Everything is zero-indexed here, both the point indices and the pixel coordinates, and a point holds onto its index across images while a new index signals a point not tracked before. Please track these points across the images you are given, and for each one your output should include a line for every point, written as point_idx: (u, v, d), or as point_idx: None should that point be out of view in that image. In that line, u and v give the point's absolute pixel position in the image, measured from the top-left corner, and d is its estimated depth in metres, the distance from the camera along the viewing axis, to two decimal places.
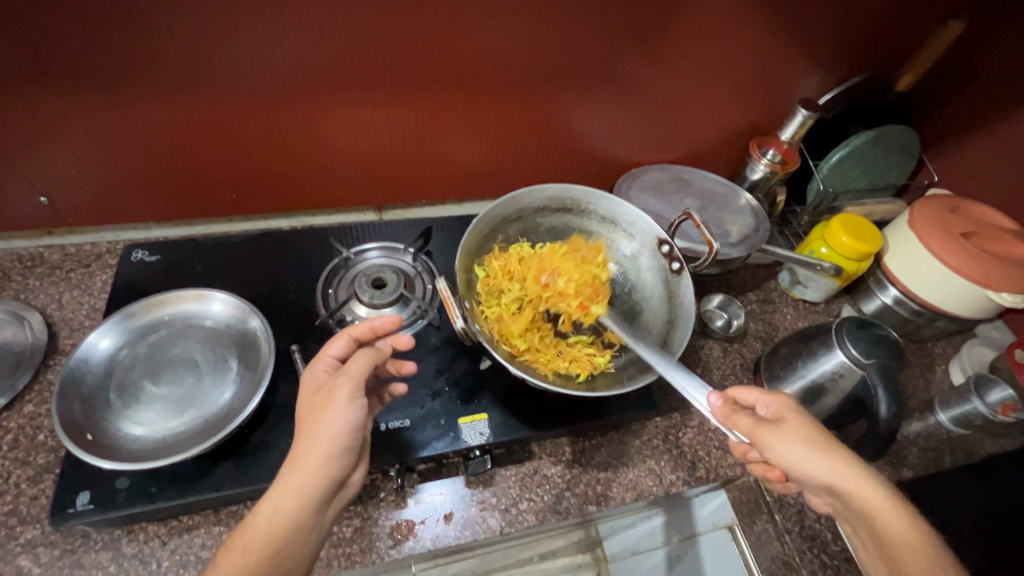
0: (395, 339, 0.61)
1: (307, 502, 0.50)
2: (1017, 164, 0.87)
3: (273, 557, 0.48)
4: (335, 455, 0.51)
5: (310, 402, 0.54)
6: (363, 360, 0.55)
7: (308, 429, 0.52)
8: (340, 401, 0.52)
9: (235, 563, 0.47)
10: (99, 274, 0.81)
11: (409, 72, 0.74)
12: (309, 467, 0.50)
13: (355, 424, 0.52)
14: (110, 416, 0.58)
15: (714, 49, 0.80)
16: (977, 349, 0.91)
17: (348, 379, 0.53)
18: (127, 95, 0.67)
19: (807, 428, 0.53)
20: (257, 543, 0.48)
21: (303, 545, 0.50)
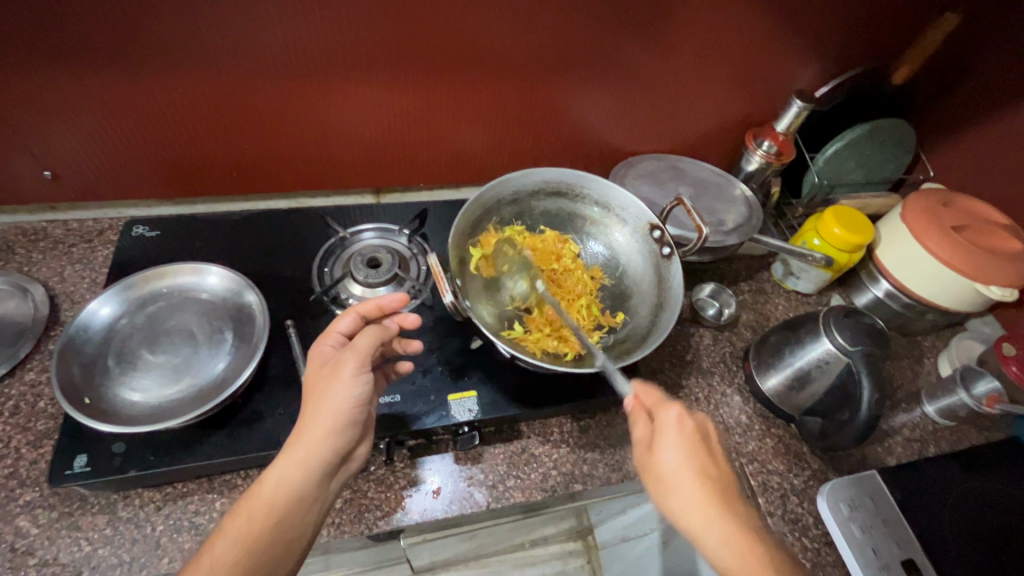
0: (401, 318, 0.63)
1: (312, 474, 0.51)
2: (1013, 159, 0.88)
3: (277, 525, 0.50)
4: (339, 428, 0.53)
5: (316, 375, 0.56)
6: (370, 335, 0.56)
7: (315, 400, 0.53)
8: (348, 373, 0.54)
9: (239, 529, 0.49)
10: (101, 249, 0.82)
11: (407, 57, 0.75)
12: (316, 438, 0.52)
13: (360, 397, 0.54)
14: (108, 382, 0.59)
15: (710, 39, 0.81)
16: (968, 342, 0.92)
17: (355, 353, 0.55)
18: (127, 72, 0.68)
19: (690, 447, 0.50)
20: (260, 509, 0.50)
21: (306, 516, 0.52)
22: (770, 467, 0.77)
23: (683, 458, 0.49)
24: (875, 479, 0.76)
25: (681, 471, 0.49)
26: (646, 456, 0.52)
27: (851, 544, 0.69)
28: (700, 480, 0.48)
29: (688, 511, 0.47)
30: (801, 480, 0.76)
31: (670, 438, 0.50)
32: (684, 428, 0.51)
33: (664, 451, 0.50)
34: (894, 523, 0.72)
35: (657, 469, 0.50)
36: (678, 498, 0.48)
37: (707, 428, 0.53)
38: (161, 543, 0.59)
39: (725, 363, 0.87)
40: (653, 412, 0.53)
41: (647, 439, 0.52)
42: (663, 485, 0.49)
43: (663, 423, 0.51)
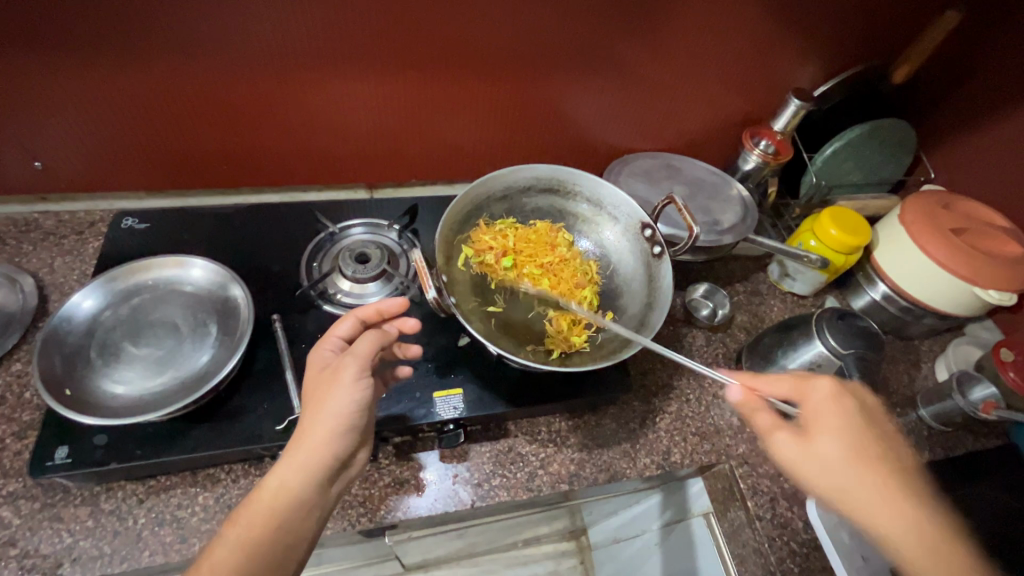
0: (401, 322, 0.63)
1: (311, 479, 0.51)
2: (1015, 161, 0.86)
3: (276, 530, 0.49)
4: (339, 433, 0.52)
5: (315, 380, 0.55)
6: (370, 340, 0.56)
7: (315, 405, 0.53)
8: (348, 379, 0.53)
9: (239, 535, 0.49)
10: (91, 241, 0.82)
11: (397, 51, 0.74)
12: (315, 443, 0.51)
13: (361, 402, 0.53)
14: (90, 374, 0.59)
15: (707, 36, 0.80)
16: (963, 348, 0.91)
17: (355, 358, 0.54)
18: (115, 63, 0.68)
19: (859, 433, 0.51)
20: (260, 514, 0.49)
21: (306, 521, 0.51)
22: (761, 471, 0.76)
23: (844, 447, 0.50)
24: None
25: (845, 459, 0.49)
26: (792, 448, 0.51)
27: (840, 550, 0.68)
28: (870, 464, 0.49)
29: (867, 492, 0.48)
30: (792, 484, 0.75)
31: (827, 424, 0.51)
32: (844, 408, 0.52)
33: (825, 437, 0.51)
34: None
35: (807, 451, 0.51)
36: (835, 479, 0.49)
37: (861, 406, 0.53)
38: (142, 536, 0.59)
39: (717, 364, 0.86)
40: (796, 395, 0.54)
41: (785, 426, 0.52)
42: (806, 466, 0.50)
43: (818, 408, 0.52)
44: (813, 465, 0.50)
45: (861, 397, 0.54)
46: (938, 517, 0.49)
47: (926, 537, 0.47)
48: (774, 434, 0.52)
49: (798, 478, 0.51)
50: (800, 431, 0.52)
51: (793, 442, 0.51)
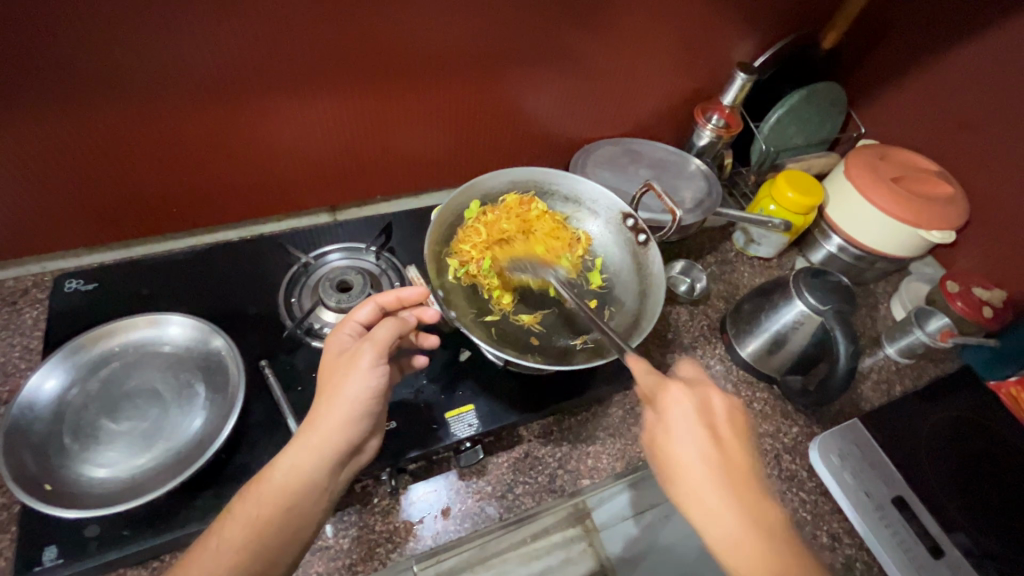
0: (419, 311, 0.61)
1: (325, 463, 0.50)
2: (935, 109, 0.94)
3: (285, 513, 0.48)
4: (354, 419, 0.51)
5: (332, 364, 0.54)
6: (389, 327, 0.54)
7: (330, 390, 0.51)
8: (364, 364, 0.51)
9: (249, 512, 0.47)
10: (29, 311, 0.73)
11: (348, 64, 0.70)
12: (332, 426, 0.50)
13: (377, 388, 0.52)
14: (69, 462, 0.53)
15: (654, 20, 0.81)
16: (914, 284, 0.99)
17: (373, 344, 0.53)
18: (33, 112, 0.60)
19: (697, 423, 0.50)
20: (273, 493, 0.48)
21: (315, 506, 0.49)
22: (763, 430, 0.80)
23: (692, 446, 0.49)
24: (858, 427, 0.79)
25: (694, 458, 0.49)
26: (649, 440, 0.53)
27: (845, 491, 0.73)
28: (705, 463, 0.49)
29: (699, 499, 0.48)
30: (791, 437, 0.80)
31: (675, 425, 0.50)
32: (686, 407, 0.51)
33: (670, 439, 0.50)
34: (879, 465, 0.76)
35: (662, 453, 0.51)
36: (690, 495, 0.48)
37: (712, 405, 0.52)
38: None
39: (705, 336, 0.89)
40: (655, 394, 0.52)
41: (648, 425, 0.53)
42: (676, 474, 0.50)
43: (667, 407, 0.51)
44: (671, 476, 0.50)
45: (709, 397, 0.52)
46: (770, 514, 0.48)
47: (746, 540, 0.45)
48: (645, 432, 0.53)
49: (666, 479, 0.51)
50: (653, 431, 0.52)
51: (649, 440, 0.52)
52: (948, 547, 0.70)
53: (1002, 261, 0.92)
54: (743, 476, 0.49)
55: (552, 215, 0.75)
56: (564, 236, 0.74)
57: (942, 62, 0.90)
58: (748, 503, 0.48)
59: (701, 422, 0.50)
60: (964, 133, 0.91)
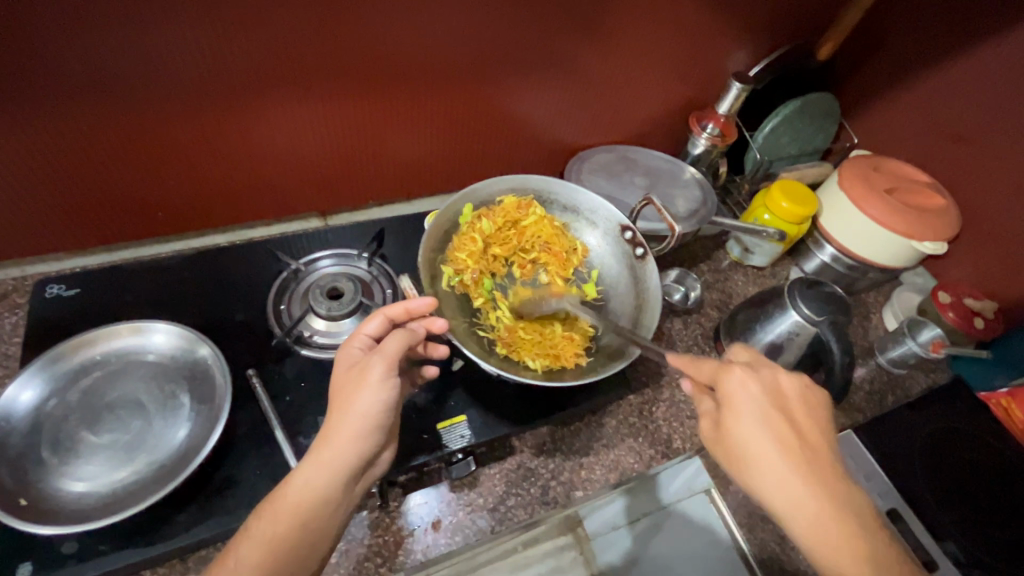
0: (428, 322, 0.58)
1: (338, 476, 0.48)
2: (927, 121, 0.95)
3: (300, 528, 0.47)
4: (367, 433, 0.49)
5: (342, 379, 0.52)
6: (399, 339, 0.53)
7: (341, 404, 0.50)
8: (375, 377, 0.50)
9: (263, 531, 0.46)
10: (8, 317, 0.71)
11: (342, 66, 0.69)
12: (345, 441, 0.49)
13: (389, 402, 0.50)
14: (46, 477, 0.51)
15: (652, 27, 0.81)
16: (906, 295, 0.99)
17: (383, 356, 0.51)
18: (15, 113, 0.59)
19: (769, 404, 0.49)
20: (286, 513, 0.47)
21: (331, 521, 0.48)
22: None
23: (761, 427, 0.48)
24: (852, 440, 0.80)
25: (772, 447, 0.47)
26: (714, 433, 0.51)
27: None
28: (781, 449, 0.47)
29: (779, 483, 0.46)
30: None
31: (742, 410, 0.49)
32: (752, 389, 0.49)
33: (738, 427, 0.48)
34: (874, 477, 0.77)
35: (732, 442, 0.49)
36: (763, 480, 0.47)
37: (776, 387, 0.51)
38: None
39: (698, 345, 0.89)
40: (713, 381, 0.52)
41: (710, 418, 0.52)
42: (750, 465, 0.48)
43: (731, 394, 0.50)
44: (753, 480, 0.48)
45: (769, 377, 0.51)
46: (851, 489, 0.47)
47: (828, 519, 0.44)
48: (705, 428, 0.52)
49: (738, 473, 0.49)
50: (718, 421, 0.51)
51: (715, 434, 0.51)
52: (941, 560, 0.71)
53: (992, 273, 0.92)
54: (826, 459, 0.48)
55: (551, 224, 0.73)
56: (562, 244, 0.72)
57: (934, 74, 0.91)
58: (830, 481, 0.46)
59: (767, 401, 0.49)
60: (955, 145, 0.92)
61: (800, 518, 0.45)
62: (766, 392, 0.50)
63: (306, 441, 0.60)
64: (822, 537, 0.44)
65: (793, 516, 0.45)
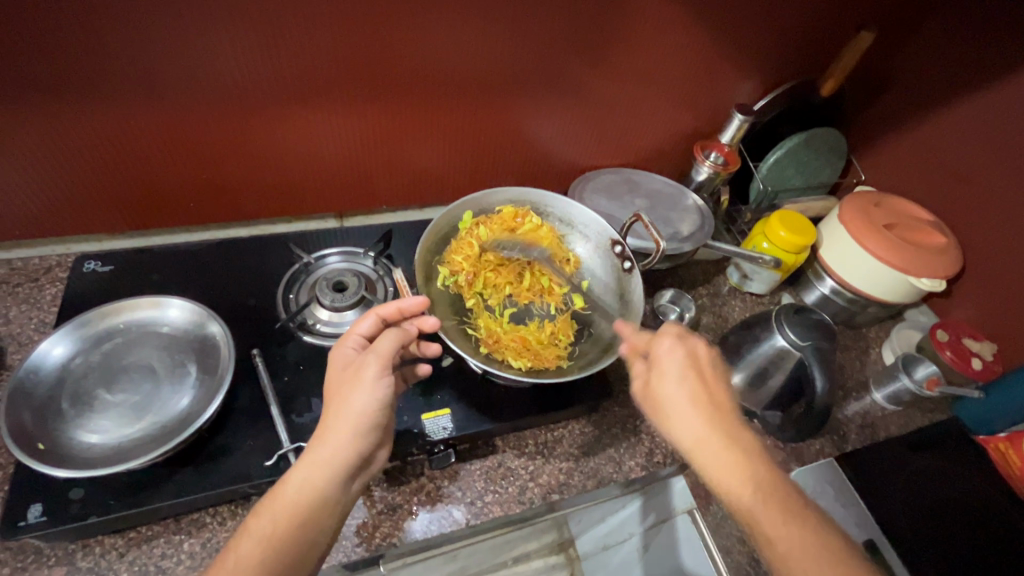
0: (420, 321, 0.62)
1: (335, 475, 0.52)
2: (932, 161, 0.96)
3: (300, 526, 0.50)
4: (363, 429, 0.53)
5: (338, 377, 0.56)
6: (392, 339, 0.57)
7: (338, 402, 0.54)
8: (371, 376, 0.54)
9: (263, 528, 0.49)
10: (49, 288, 0.79)
11: (363, 80, 0.75)
12: (342, 439, 0.52)
13: (384, 399, 0.54)
14: (63, 426, 0.57)
15: (657, 58, 0.86)
16: (906, 332, 0.99)
17: (378, 356, 0.55)
18: (72, 106, 0.67)
19: (690, 363, 0.55)
20: (286, 509, 0.50)
21: (329, 517, 0.52)
22: None
23: (680, 387, 0.53)
24: (833, 467, 0.81)
25: (684, 402, 0.52)
26: (644, 390, 0.56)
27: None
28: (694, 401, 0.52)
29: (688, 426, 0.51)
30: None
31: (667, 369, 0.54)
32: (678, 354, 0.55)
33: (664, 383, 0.54)
34: (852, 507, 0.78)
35: (654, 397, 0.55)
36: (676, 421, 0.52)
37: (698, 353, 0.56)
38: None
39: None
40: (646, 350, 0.58)
41: (639, 376, 0.57)
42: (662, 412, 0.53)
43: (658, 356, 0.56)
44: (670, 429, 0.52)
45: (696, 348, 0.57)
46: (730, 437, 0.50)
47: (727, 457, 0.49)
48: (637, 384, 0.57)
49: (660, 422, 0.54)
50: (645, 380, 0.56)
51: (641, 389, 0.56)
52: None
53: (996, 315, 0.91)
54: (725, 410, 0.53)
55: (542, 237, 0.78)
56: (550, 256, 0.77)
57: (940, 115, 0.93)
58: (736, 433, 0.51)
59: (694, 362, 0.55)
60: (959, 186, 0.93)
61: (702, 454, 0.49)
62: (693, 356, 0.55)
63: (298, 419, 0.64)
64: (720, 471, 0.48)
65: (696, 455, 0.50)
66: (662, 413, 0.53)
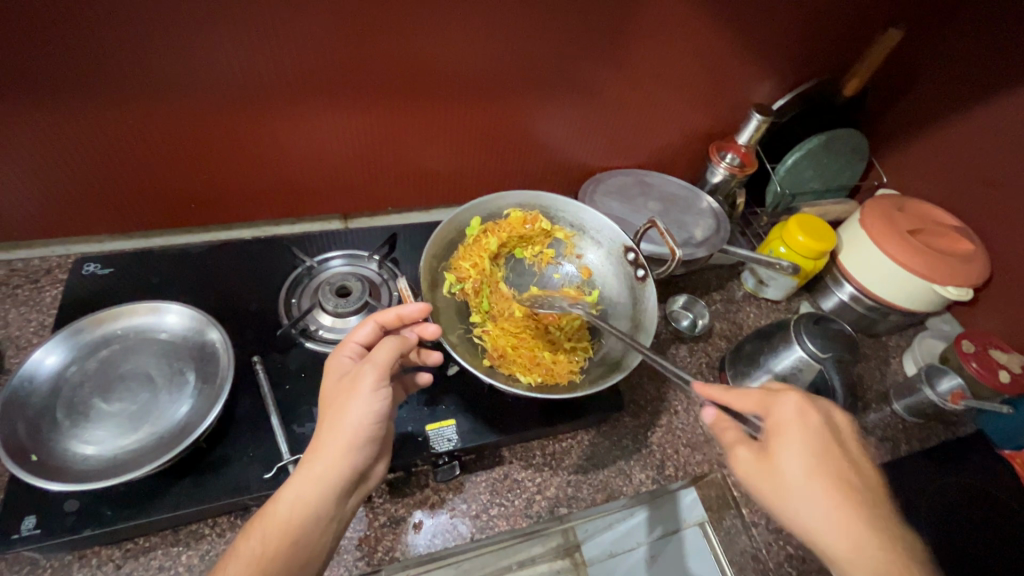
0: (420, 328, 0.60)
1: (329, 490, 0.50)
2: (959, 164, 0.92)
3: (292, 545, 0.48)
4: (357, 444, 0.51)
5: (333, 388, 0.54)
6: (388, 348, 0.54)
7: (332, 415, 0.51)
8: (366, 389, 0.51)
9: (253, 549, 0.47)
10: (49, 290, 0.77)
11: (368, 80, 0.73)
12: (334, 455, 0.50)
13: (381, 412, 0.52)
14: (57, 436, 0.55)
15: (673, 56, 0.83)
16: (928, 341, 0.95)
17: (374, 367, 0.53)
18: (67, 106, 0.65)
19: (817, 439, 0.48)
20: (276, 529, 0.48)
21: (323, 534, 0.50)
22: None
23: (807, 468, 0.47)
24: None
25: (811, 478, 0.46)
26: (752, 465, 0.49)
27: None
28: (836, 484, 0.46)
29: (832, 525, 0.45)
30: None
31: (792, 441, 0.48)
32: (812, 421, 0.49)
33: (783, 456, 0.48)
34: None
35: (774, 476, 0.48)
36: (811, 513, 0.46)
37: (834, 421, 0.51)
38: None
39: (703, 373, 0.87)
40: (761, 411, 0.51)
41: (746, 446, 0.50)
42: (780, 493, 0.47)
43: (783, 423, 0.49)
44: (802, 523, 0.46)
45: (758, 375, 0.54)
46: (889, 519, 0.45)
47: (885, 559, 0.43)
48: (737, 455, 0.50)
49: (780, 502, 0.47)
50: (761, 450, 0.49)
51: (754, 464, 0.49)
52: None
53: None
54: (877, 493, 0.47)
55: None
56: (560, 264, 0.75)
57: (968, 117, 0.89)
58: (887, 522, 0.45)
59: (826, 435, 0.48)
60: (988, 191, 0.89)
61: (765, 502, 0.48)
62: (825, 428, 0.49)
63: (298, 429, 0.63)
64: (876, 570, 0.43)
65: (844, 549, 0.44)
66: (785, 497, 0.47)
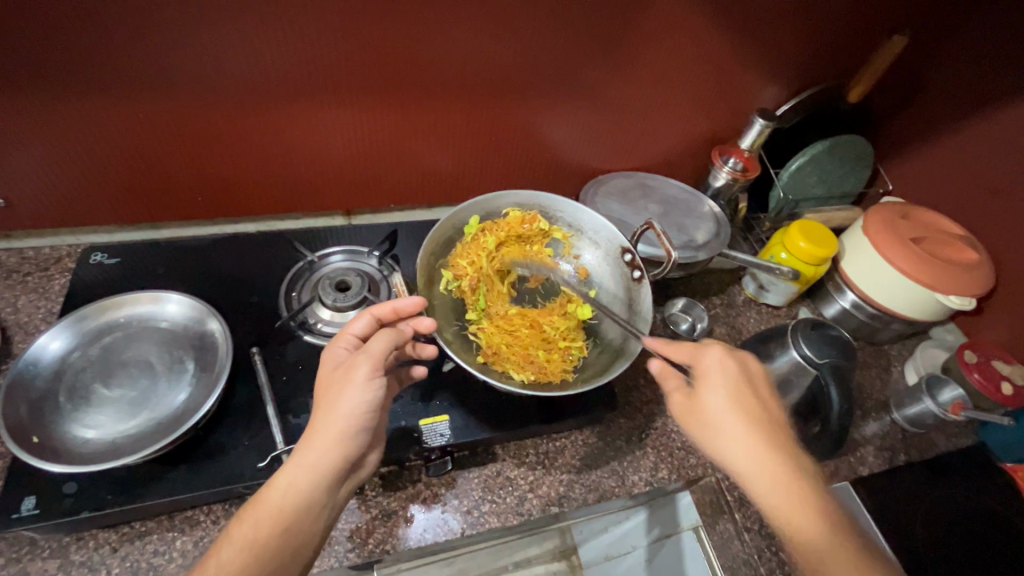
0: (416, 322, 0.60)
1: (322, 478, 0.50)
2: (965, 173, 0.92)
3: (284, 532, 0.48)
4: (351, 433, 0.51)
5: (329, 378, 0.54)
6: (384, 338, 0.55)
7: (327, 404, 0.52)
8: (361, 378, 0.52)
9: (246, 535, 0.48)
10: (58, 278, 0.79)
11: (372, 79, 0.74)
12: (328, 443, 0.51)
13: (374, 402, 0.52)
14: (59, 420, 0.57)
15: (676, 60, 0.83)
16: (931, 350, 0.94)
17: (369, 357, 0.53)
18: (79, 98, 0.66)
19: (738, 381, 0.53)
20: (269, 516, 0.48)
21: (316, 522, 0.50)
22: None
23: (730, 405, 0.52)
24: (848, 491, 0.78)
25: (731, 412, 0.51)
26: (684, 404, 0.55)
27: None
28: (748, 418, 0.51)
29: (746, 451, 0.50)
30: None
31: (714, 380, 0.53)
32: (730, 367, 0.54)
33: (709, 395, 0.53)
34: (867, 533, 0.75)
35: (702, 413, 0.53)
36: (736, 445, 0.50)
37: (750, 369, 0.55)
38: None
39: None
40: (692, 361, 0.56)
41: (681, 390, 0.56)
42: (709, 427, 0.52)
43: (706, 369, 0.54)
44: (722, 454, 0.51)
45: (746, 361, 0.55)
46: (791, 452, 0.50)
47: (791, 483, 0.48)
48: (671, 399, 0.56)
49: (703, 436, 0.52)
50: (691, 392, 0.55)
51: (684, 403, 0.55)
52: None
53: None
54: (784, 430, 0.52)
55: None
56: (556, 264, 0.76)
57: (975, 125, 0.88)
58: (792, 455, 0.50)
59: (740, 377, 0.53)
60: (994, 200, 0.88)
61: (763, 480, 0.48)
62: (740, 372, 0.54)
63: (294, 420, 0.64)
64: (779, 486, 0.48)
65: (753, 475, 0.49)
66: (712, 429, 0.51)
